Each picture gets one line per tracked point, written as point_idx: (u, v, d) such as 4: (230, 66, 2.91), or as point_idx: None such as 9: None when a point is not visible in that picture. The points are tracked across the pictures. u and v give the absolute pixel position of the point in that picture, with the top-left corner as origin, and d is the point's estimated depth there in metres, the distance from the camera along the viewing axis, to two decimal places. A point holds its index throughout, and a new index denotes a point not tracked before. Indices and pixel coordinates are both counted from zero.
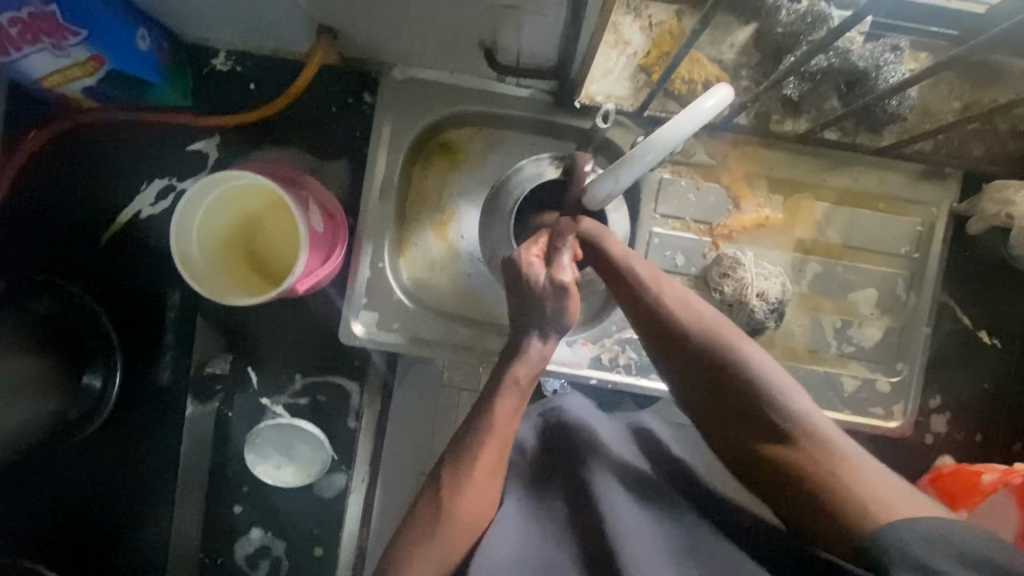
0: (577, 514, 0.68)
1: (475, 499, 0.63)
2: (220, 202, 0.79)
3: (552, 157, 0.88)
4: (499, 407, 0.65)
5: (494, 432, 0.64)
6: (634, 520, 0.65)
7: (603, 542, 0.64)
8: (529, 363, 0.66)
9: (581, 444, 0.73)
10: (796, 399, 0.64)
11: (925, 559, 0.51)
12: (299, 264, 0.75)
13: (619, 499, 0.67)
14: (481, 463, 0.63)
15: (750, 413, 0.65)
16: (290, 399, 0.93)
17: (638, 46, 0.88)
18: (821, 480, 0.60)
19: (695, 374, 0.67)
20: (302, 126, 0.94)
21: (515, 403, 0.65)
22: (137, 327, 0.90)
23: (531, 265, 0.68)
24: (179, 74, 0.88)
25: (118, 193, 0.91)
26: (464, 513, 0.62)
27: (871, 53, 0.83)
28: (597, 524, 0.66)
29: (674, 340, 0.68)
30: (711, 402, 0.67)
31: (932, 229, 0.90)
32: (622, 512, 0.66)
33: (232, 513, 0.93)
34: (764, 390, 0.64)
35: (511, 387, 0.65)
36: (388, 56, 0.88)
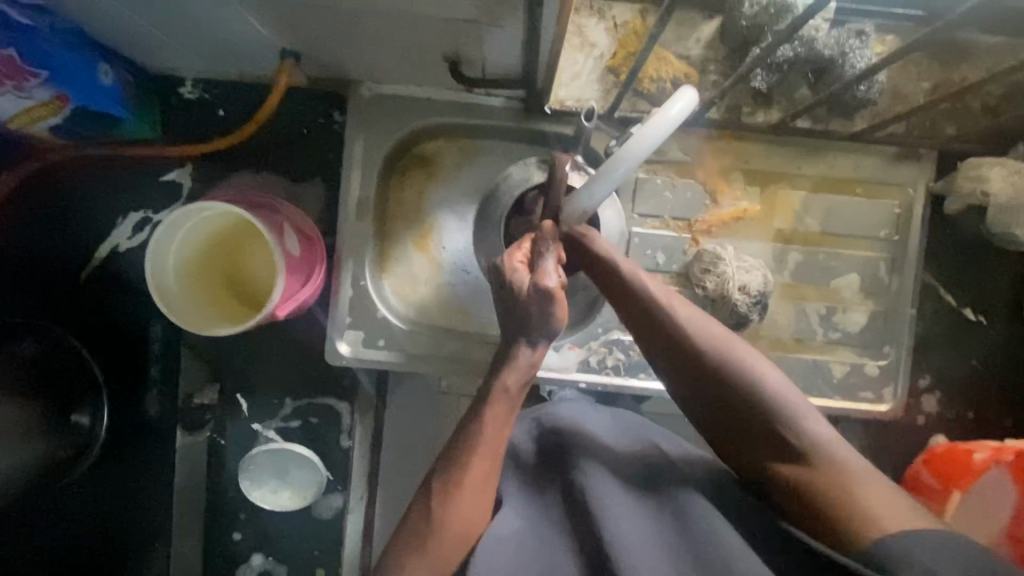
0: (575, 516, 0.67)
1: (460, 521, 0.62)
2: (194, 231, 0.79)
3: (539, 160, 0.88)
4: (487, 417, 0.64)
5: (482, 444, 0.63)
6: (629, 521, 0.63)
7: (599, 543, 0.63)
8: (516, 372, 0.65)
9: (573, 442, 0.72)
10: (804, 414, 0.64)
11: (936, 570, 0.53)
12: (278, 288, 0.74)
13: (614, 497, 0.65)
14: (472, 477, 0.63)
15: (756, 424, 0.65)
16: (281, 423, 0.93)
17: (605, 48, 0.87)
18: (829, 487, 0.61)
19: (703, 395, 0.66)
20: (276, 150, 0.93)
21: (504, 412, 0.65)
22: (124, 362, 0.89)
23: (514, 270, 0.67)
24: (146, 106, 0.88)
25: (94, 230, 0.90)
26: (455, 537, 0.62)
27: (838, 39, 0.81)
28: (592, 528, 0.64)
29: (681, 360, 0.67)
30: (724, 420, 0.66)
31: (910, 211, 0.90)
32: (614, 509, 0.64)
33: (233, 540, 0.93)
34: (771, 407, 0.64)
35: (499, 397, 0.65)
36: (354, 74, 0.88)
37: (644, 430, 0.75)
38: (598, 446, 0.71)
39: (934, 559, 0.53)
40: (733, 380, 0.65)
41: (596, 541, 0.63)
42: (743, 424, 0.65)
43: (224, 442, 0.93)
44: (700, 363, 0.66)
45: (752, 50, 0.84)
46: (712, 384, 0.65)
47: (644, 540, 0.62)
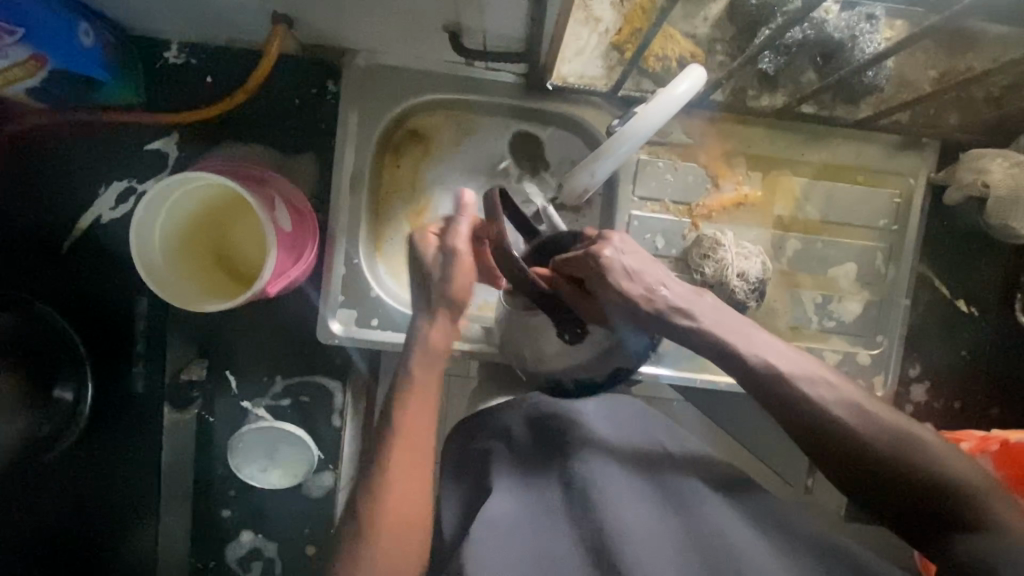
0: (576, 508, 0.66)
1: (399, 495, 0.65)
2: (182, 204, 0.76)
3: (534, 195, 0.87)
4: (405, 406, 0.68)
5: (400, 434, 0.67)
6: (632, 511, 0.64)
7: (603, 536, 0.62)
8: (422, 352, 0.69)
9: (575, 434, 0.71)
10: (902, 423, 0.62)
11: None
12: (269, 264, 0.72)
13: (618, 491, 0.66)
14: (396, 470, 0.66)
15: (863, 443, 0.61)
16: (272, 401, 0.92)
17: (610, 23, 0.84)
18: (948, 494, 0.59)
19: (799, 419, 0.63)
20: (265, 120, 0.89)
21: (423, 398, 0.68)
22: (103, 336, 0.87)
23: (425, 238, 0.69)
24: (129, 69, 0.84)
25: (75, 199, 0.87)
26: (399, 512, 0.65)
27: (849, 21, 0.79)
28: (593, 521, 0.64)
29: (791, 412, 0.63)
30: (827, 444, 0.62)
31: (909, 200, 0.90)
32: (619, 502, 0.65)
33: (221, 517, 0.92)
34: (870, 421, 0.62)
35: (410, 383, 0.68)
36: (349, 42, 0.84)
37: (641, 421, 0.76)
38: (601, 439, 0.71)
39: None
40: (845, 429, 0.62)
41: (599, 533, 0.63)
42: (846, 445, 0.62)
43: (212, 420, 0.91)
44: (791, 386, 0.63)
45: (760, 32, 0.81)
46: (809, 408, 0.63)
47: (647, 530, 0.63)
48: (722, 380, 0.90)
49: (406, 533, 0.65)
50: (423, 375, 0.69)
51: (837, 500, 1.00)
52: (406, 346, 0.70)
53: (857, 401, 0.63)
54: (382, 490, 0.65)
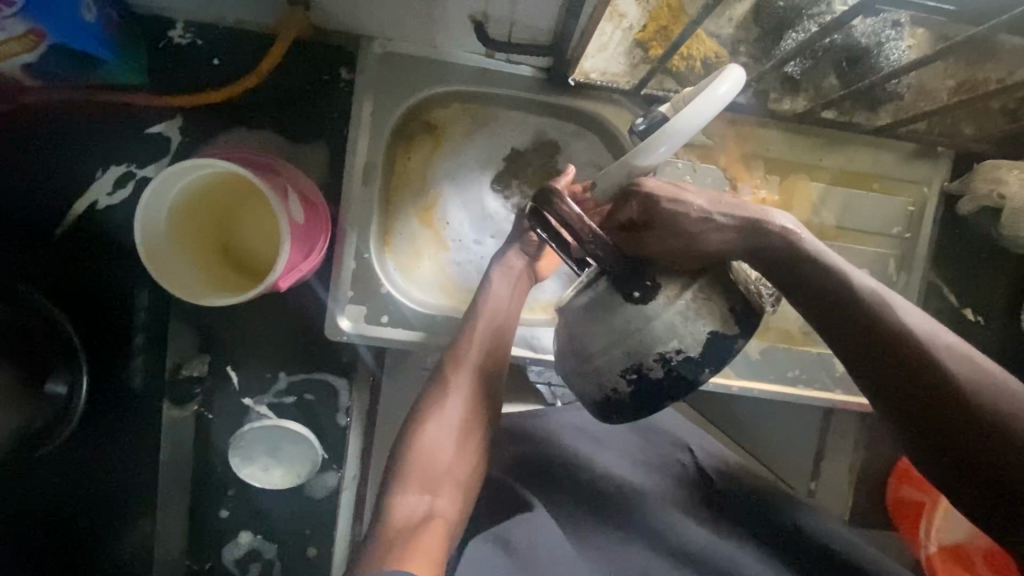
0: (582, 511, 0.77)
1: (469, 395, 0.72)
2: (189, 191, 0.73)
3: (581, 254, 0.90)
4: (446, 412, 0.71)
5: (444, 433, 0.70)
6: (624, 519, 0.76)
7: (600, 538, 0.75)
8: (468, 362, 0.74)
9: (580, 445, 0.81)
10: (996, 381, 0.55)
11: None
12: (282, 259, 0.69)
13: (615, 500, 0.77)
14: (429, 465, 0.68)
15: (947, 392, 0.54)
16: (274, 398, 0.88)
17: (635, 19, 0.82)
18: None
19: (875, 358, 0.56)
20: (275, 106, 0.85)
21: (465, 407, 0.72)
22: (102, 329, 0.83)
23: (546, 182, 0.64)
24: (132, 48, 0.79)
25: (70, 183, 0.82)
26: (463, 413, 0.71)
27: (873, 28, 0.79)
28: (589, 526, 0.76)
29: (870, 348, 0.57)
30: (904, 387, 0.56)
31: (922, 209, 0.91)
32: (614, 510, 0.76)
33: (219, 517, 0.89)
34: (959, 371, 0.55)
35: (450, 391, 0.72)
36: (366, 28, 0.81)
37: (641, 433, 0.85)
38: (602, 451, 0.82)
39: None
40: (933, 369, 0.55)
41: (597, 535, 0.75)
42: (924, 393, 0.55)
43: (212, 416, 0.88)
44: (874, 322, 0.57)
45: (787, 35, 0.80)
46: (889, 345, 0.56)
47: (636, 533, 0.75)
48: (734, 385, 0.89)
49: (466, 436, 0.71)
50: (460, 384, 0.72)
51: (841, 506, 1.00)
52: (474, 311, 0.76)
53: (954, 348, 0.56)
54: (454, 389, 0.72)
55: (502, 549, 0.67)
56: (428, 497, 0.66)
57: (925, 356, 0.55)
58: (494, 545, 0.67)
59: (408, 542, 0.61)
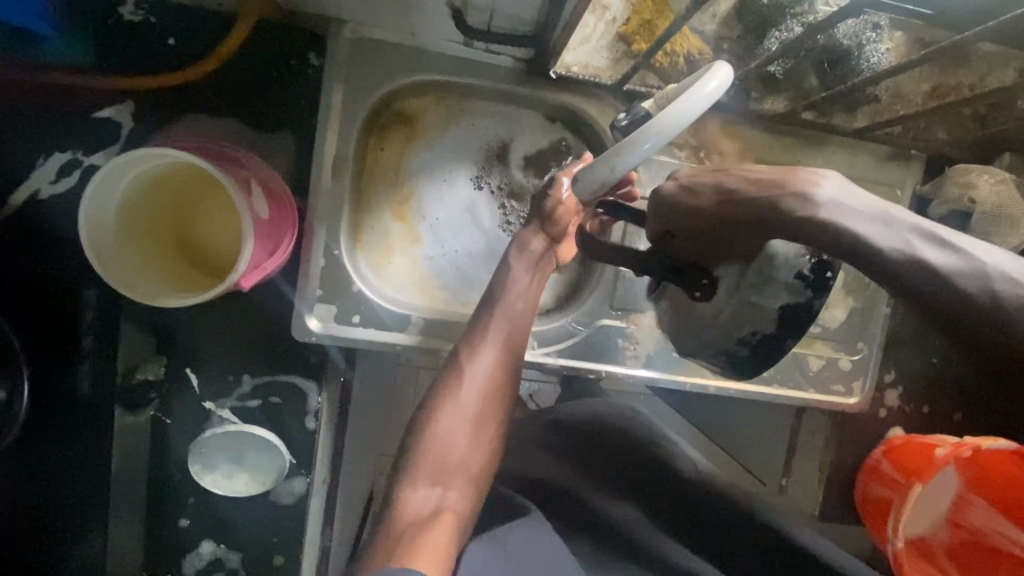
0: (584, 512, 0.75)
1: (484, 386, 0.69)
2: (141, 181, 0.67)
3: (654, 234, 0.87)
4: (445, 415, 0.66)
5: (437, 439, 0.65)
6: (624, 515, 0.76)
7: (600, 535, 0.73)
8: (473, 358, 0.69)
9: (583, 445, 0.82)
10: None
11: None
12: (245, 255, 0.65)
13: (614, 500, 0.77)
14: (427, 464, 0.64)
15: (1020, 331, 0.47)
16: (238, 401, 0.84)
17: (618, 12, 0.79)
18: None
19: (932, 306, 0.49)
20: (238, 92, 0.80)
21: (466, 411, 0.67)
22: (44, 329, 0.76)
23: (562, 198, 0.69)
24: (77, 23, 0.73)
25: (6, 169, 0.75)
26: (479, 402, 0.68)
27: (855, 29, 0.78)
28: (591, 522, 0.74)
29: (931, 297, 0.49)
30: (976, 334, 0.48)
31: (896, 211, 0.92)
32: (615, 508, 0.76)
33: (179, 527, 0.85)
34: None
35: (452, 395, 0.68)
36: (337, 12, 0.76)
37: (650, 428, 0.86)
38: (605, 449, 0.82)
39: None
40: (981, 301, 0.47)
41: (596, 533, 0.73)
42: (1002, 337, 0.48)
43: (169, 422, 0.82)
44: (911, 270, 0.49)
45: (770, 33, 0.79)
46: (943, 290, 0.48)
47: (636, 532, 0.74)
48: (711, 384, 0.89)
49: (480, 429, 0.67)
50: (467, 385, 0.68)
51: (811, 502, 1.01)
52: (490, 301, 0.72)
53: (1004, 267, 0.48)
54: (471, 376, 0.68)
55: (497, 549, 0.60)
56: (437, 491, 0.63)
57: (951, 277, 0.48)
58: (489, 546, 0.61)
59: (412, 539, 0.57)
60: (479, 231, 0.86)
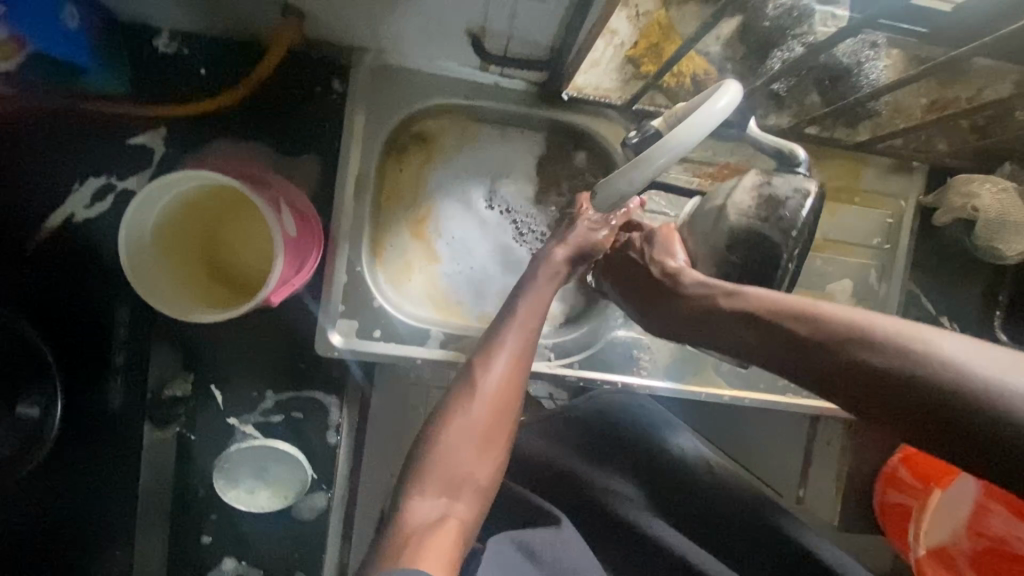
0: (590, 511, 0.77)
1: (492, 396, 0.68)
2: (176, 203, 0.70)
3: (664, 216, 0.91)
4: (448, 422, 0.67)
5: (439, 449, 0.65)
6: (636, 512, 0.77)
7: (604, 535, 0.76)
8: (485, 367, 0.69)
9: (591, 442, 0.84)
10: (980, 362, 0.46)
11: None
12: (275, 272, 0.67)
13: (622, 494, 0.78)
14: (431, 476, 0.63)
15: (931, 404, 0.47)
16: (261, 416, 0.85)
17: (624, 37, 0.78)
18: None
19: (850, 384, 0.53)
20: (265, 117, 0.84)
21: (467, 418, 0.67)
22: (79, 348, 0.78)
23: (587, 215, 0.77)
24: (114, 56, 0.77)
25: (46, 194, 0.79)
26: (488, 414, 0.68)
27: (853, 49, 0.79)
28: (599, 521, 0.76)
29: (891, 391, 0.50)
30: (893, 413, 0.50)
31: (901, 220, 0.95)
32: (624, 501, 0.78)
33: (201, 544, 0.85)
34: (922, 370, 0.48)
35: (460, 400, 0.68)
36: (360, 41, 0.80)
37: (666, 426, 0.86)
38: (615, 446, 0.83)
39: None
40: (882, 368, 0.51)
41: (602, 529, 0.76)
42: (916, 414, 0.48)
43: (194, 438, 0.83)
44: (816, 348, 0.56)
45: (773, 53, 0.80)
46: (848, 370, 0.53)
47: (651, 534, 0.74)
48: (725, 394, 0.90)
49: (489, 440, 0.67)
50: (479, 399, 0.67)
51: (830, 512, 1.01)
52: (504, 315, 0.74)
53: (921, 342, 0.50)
54: (480, 391, 0.68)
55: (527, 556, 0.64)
56: (446, 501, 0.62)
57: (861, 356, 0.53)
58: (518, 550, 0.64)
59: (417, 548, 0.56)
60: (495, 247, 0.89)
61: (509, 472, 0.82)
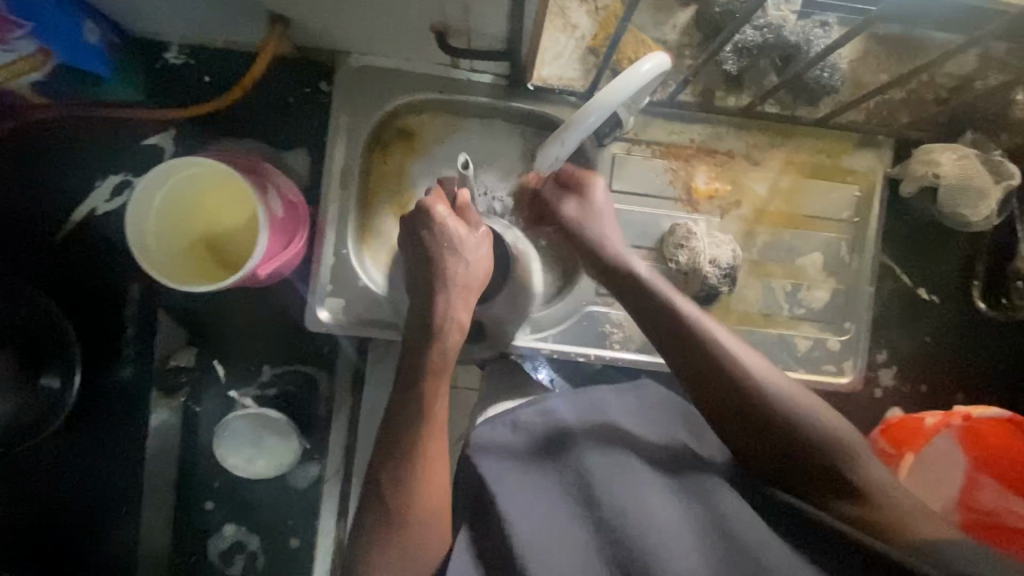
0: (584, 499, 0.64)
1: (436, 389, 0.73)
2: (178, 190, 0.79)
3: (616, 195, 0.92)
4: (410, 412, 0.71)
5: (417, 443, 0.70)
6: (651, 509, 0.61)
7: (613, 524, 0.61)
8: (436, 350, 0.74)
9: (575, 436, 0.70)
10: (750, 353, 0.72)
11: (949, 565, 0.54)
12: (260, 247, 0.75)
13: (622, 478, 0.65)
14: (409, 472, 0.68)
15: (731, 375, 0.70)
16: (259, 389, 0.93)
17: (586, 29, 0.91)
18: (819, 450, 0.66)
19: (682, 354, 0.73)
20: (261, 117, 0.93)
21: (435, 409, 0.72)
22: (96, 323, 0.89)
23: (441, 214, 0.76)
24: (130, 67, 0.88)
25: (72, 191, 0.90)
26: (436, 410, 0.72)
27: (802, 27, 0.87)
28: (599, 508, 0.62)
29: (706, 360, 0.72)
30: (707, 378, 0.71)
31: (870, 193, 0.96)
32: (631, 499, 0.62)
33: (205, 510, 0.92)
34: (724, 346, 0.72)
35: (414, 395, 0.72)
36: (342, 44, 0.89)
37: (658, 414, 0.76)
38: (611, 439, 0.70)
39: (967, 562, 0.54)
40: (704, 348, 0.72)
41: (609, 514, 0.61)
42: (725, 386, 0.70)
43: (199, 409, 0.92)
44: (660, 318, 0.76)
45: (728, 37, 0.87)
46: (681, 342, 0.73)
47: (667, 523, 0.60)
48: None
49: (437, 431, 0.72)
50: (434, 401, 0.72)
51: None
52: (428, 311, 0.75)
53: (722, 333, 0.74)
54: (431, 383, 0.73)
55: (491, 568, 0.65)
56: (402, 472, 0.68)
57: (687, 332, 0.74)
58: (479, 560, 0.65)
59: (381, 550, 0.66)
60: None
61: (476, 464, 0.69)
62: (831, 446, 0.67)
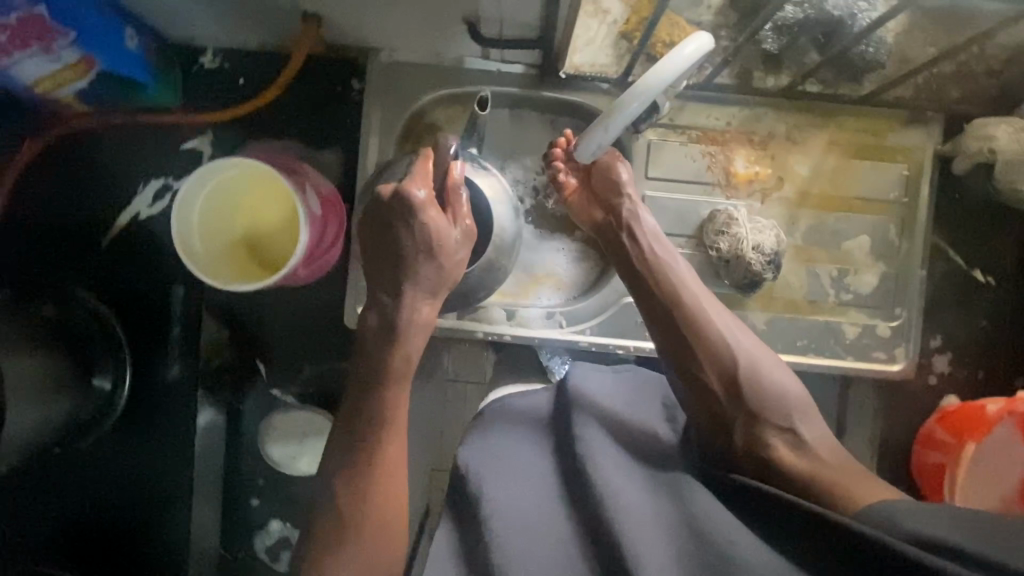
0: (567, 466, 0.69)
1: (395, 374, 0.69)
2: (219, 189, 0.80)
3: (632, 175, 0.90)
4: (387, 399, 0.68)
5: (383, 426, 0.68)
6: (627, 487, 0.64)
7: (592, 498, 0.64)
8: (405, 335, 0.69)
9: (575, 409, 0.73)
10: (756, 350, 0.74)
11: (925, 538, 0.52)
12: (300, 241, 0.75)
13: (606, 455, 0.67)
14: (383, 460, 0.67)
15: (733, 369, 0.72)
16: (301, 387, 0.94)
17: (618, 14, 0.88)
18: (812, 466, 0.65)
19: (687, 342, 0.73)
20: (294, 118, 0.94)
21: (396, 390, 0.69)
22: (142, 325, 0.90)
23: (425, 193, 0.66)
24: (167, 72, 0.89)
25: (116, 196, 0.92)
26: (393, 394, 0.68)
27: (846, 1, 0.80)
28: (582, 481, 0.66)
29: (713, 351, 0.73)
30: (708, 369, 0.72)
31: (920, 172, 0.92)
32: (609, 471, 0.65)
33: (251, 506, 0.94)
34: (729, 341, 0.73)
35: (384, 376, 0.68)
36: (373, 41, 0.89)
37: (644, 399, 0.78)
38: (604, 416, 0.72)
39: (917, 521, 0.54)
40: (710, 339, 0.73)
41: (585, 498, 0.65)
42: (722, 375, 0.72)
43: (242, 407, 0.93)
44: (672, 302, 0.75)
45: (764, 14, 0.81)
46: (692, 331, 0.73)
47: (639, 501, 0.63)
48: None
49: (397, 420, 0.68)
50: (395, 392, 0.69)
51: None
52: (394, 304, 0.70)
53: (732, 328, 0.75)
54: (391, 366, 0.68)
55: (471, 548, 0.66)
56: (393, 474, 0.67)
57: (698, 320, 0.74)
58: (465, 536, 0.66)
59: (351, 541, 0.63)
60: None
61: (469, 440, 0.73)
62: (782, 410, 0.70)
